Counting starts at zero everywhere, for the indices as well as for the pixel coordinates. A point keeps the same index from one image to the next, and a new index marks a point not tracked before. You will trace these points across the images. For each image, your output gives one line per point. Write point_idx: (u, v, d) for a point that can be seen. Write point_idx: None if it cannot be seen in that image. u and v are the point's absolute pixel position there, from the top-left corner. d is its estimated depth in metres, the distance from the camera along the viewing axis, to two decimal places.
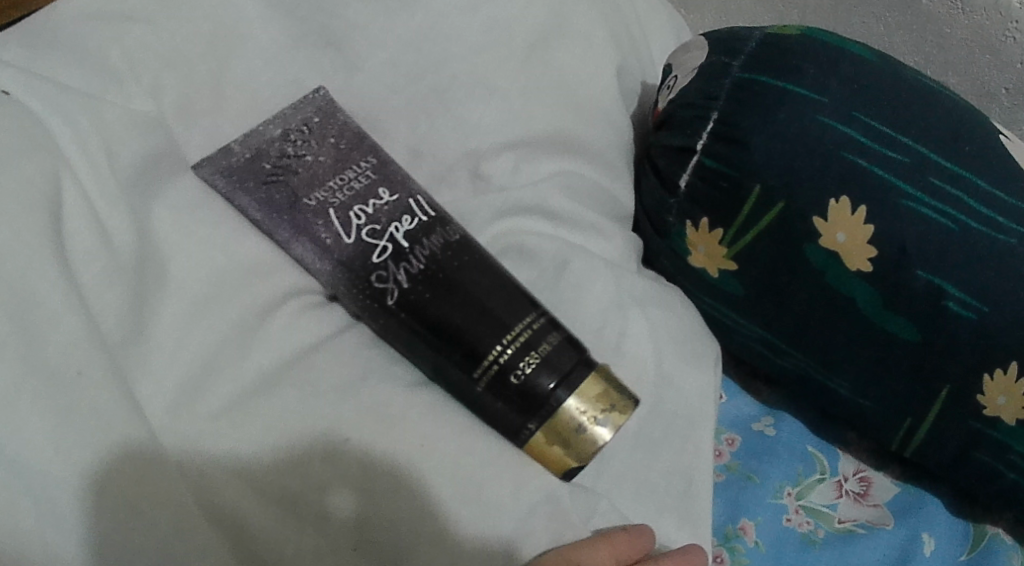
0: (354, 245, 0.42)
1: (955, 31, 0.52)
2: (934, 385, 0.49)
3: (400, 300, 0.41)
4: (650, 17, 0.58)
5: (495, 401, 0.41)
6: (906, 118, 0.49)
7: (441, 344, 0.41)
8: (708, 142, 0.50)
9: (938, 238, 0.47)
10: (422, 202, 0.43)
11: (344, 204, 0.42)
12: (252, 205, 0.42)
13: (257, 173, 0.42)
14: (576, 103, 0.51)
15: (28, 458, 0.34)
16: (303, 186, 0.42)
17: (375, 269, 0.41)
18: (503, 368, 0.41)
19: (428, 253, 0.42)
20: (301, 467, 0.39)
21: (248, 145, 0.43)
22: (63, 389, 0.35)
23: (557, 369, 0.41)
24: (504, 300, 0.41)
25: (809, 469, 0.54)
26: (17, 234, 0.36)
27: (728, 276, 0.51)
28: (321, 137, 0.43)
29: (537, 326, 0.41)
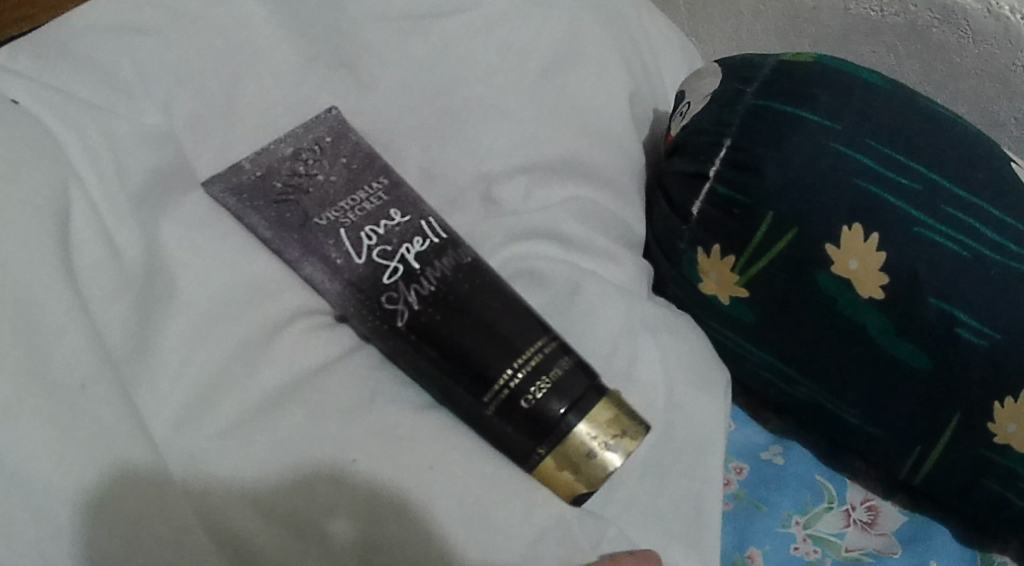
0: (365, 265, 0.42)
1: (965, 59, 0.56)
2: (945, 413, 0.49)
3: (411, 321, 0.42)
4: (662, 45, 0.59)
5: (506, 425, 0.41)
6: (919, 145, 0.49)
7: (451, 366, 0.41)
8: (721, 168, 0.49)
9: (950, 265, 0.47)
10: (434, 225, 0.44)
11: (355, 224, 0.43)
12: (262, 223, 0.44)
13: (269, 192, 0.44)
14: (588, 126, 0.52)
15: (29, 467, 0.35)
16: (315, 205, 0.43)
17: (386, 290, 0.42)
18: (514, 391, 0.41)
19: (439, 275, 0.42)
20: (309, 488, 0.40)
21: (260, 163, 0.44)
22: (68, 399, 0.36)
23: (568, 394, 0.41)
24: (515, 324, 0.41)
25: (817, 498, 0.55)
26: (31, 246, 0.37)
27: (740, 304, 0.51)
28: (333, 157, 0.45)
29: (548, 350, 0.41)
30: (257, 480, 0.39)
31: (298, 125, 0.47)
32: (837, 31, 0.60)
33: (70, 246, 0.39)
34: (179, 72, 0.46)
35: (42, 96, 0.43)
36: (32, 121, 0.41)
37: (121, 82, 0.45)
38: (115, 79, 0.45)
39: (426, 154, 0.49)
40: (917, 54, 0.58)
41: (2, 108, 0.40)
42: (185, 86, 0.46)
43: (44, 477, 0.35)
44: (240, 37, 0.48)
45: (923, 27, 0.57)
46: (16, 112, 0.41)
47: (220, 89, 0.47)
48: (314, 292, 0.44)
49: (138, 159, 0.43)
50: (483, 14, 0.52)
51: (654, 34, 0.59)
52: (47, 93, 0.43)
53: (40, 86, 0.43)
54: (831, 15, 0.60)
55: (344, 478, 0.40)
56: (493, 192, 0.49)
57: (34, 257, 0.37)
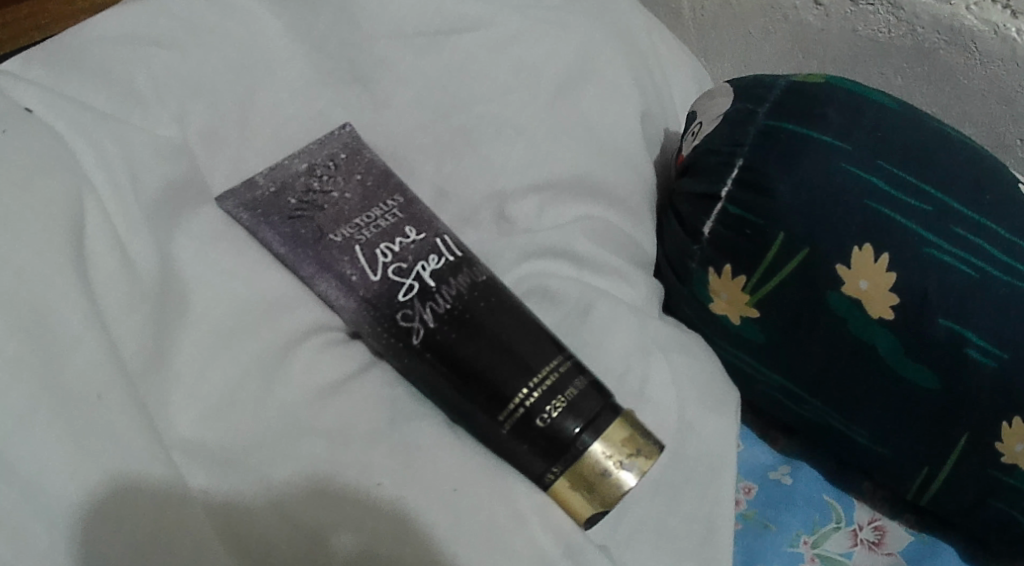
0: (380, 282, 0.42)
1: (972, 81, 0.57)
2: (953, 434, 0.49)
3: (426, 339, 0.42)
4: (673, 64, 0.60)
5: (520, 444, 0.41)
6: (929, 165, 0.49)
7: (467, 384, 0.41)
8: (733, 189, 0.50)
9: (959, 286, 0.47)
10: (448, 243, 0.44)
11: (370, 241, 0.43)
12: (277, 239, 0.44)
13: (283, 208, 0.44)
14: (600, 144, 0.52)
15: (43, 480, 0.35)
16: (330, 221, 0.43)
17: (401, 307, 0.42)
18: (529, 410, 0.41)
19: (454, 293, 0.42)
20: (326, 503, 0.39)
21: (273, 178, 0.44)
22: (82, 413, 0.36)
23: (583, 414, 0.41)
24: (530, 343, 0.41)
25: (824, 518, 0.55)
26: (44, 258, 0.37)
27: (751, 324, 0.51)
28: (348, 173, 0.45)
29: (563, 369, 0.41)
30: (267, 494, 0.39)
31: (312, 141, 0.47)
32: (845, 53, 0.61)
33: (86, 257, 0.39)
34: (193, 85, 0.46)
35: (55, 106, 0.43)
36: (46, 130, 0.41)
37: (135, 92, 0.45)
38: (129, 88, 0.45)
39: (439, 170, 0.49)
40: (924, 75, 0.58)
41: (17, 118, 0.40)
42: (199, 98, 0.46)
43: (56, 487, 0.35)
44: (255, 52, 0.48)
45: (930, 49, 0.57)
46: (31, 121, 0.41)
47: (234, 102, 0.47)
48: (328, 308, 0.44)
49: (152, 170, 0.43)
50: (496, 31, 0.52)
51: (664, 53, 0.59)
52: (61, 103, 0.43)
53: (54, 95, 0.43)
54: (838, 36, 0.60)
55: (357, 494, 0.40)
56: (506, 210, 0.49)
57: (49, 269, 0.37)
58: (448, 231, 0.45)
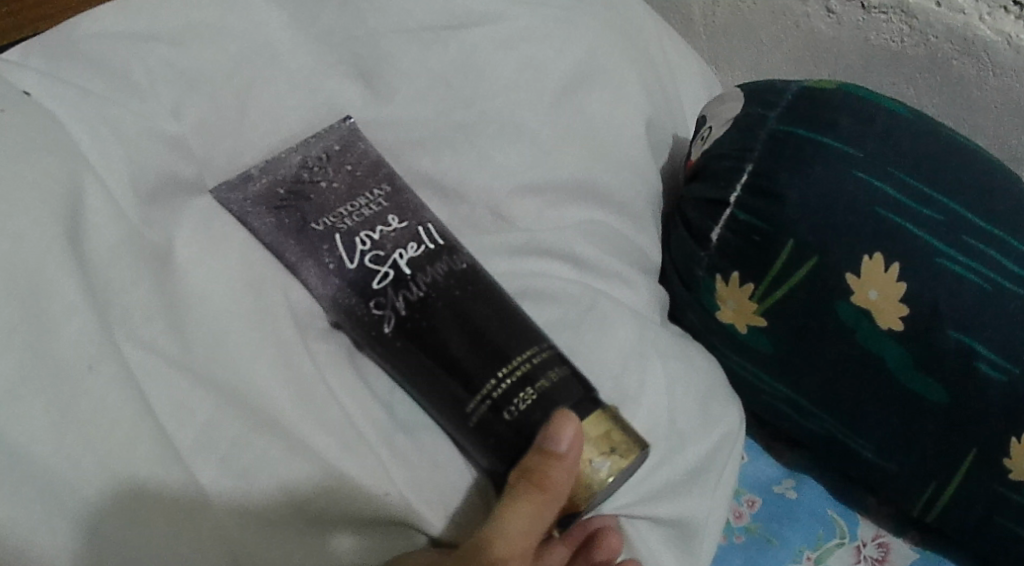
0: (356, 270, 0.42)
1: (984, 93, 0.56)
2: (961, 449, 0.48)
3: (397, 327, 0.41)
4: (684, 69, 0.59)
5: (489, 436, 0.40)
6: (941, 175, 0.48)
7: (440, 374, 0.40)
8: (742, 194, 0.49)
9: (971, 296, 0.46)
10: (428, 231, 0.43)
11: (350, 229, 0.42)
12: (262, 228, 0.43)
13: (270, 199, 0.43)
14: (606, 145, 0.51)
15: (32, 447, 0.36)
16: (315, 211, 0.42)
17: (374, 295, 0.41)
18: (497, 402, 0.40)
19: (429, 283, 0.41)
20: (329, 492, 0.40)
21: (268, 171, 0.43)
22: (69, 383, 0.37)
23: (555, 407, 0.40)
24: (510, 333, 0.41)
25: (828, 534, 0.54)
26: (35, 231, 0.38)
27: (758, 334, 0.50)
28: (338, 163, 0.43)
29: (538, 360, 0.41)
30: (273, 479, 0.39)
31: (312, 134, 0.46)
32: (856, 62, 0.60)
33: (81, 233, 0.39)
34: (193, 76, 0.45)
35: (55, 90, 0.42)
36: (42, 114, 0.41)
37: (133, 81, 0.44)
38: (128, 77, 0.44)
39: (441, 164, 0.48)
40: (937, 86, 0.58)
41: (11, 104, 0.40)
42: (199, 89, 0.45)
43: (44, 457, 0.36)
44: (259, 41, 0.47)
45: (943, 59, 0.57)
46: (27, 108, 0.40)
47: (236, 92, 0.46)
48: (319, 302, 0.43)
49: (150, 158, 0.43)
50: (505, 28, 0.51)
51: (674, 58, 0.58)
52: (61, 88, 0.42)
53: (53, 81, 0.42)
54: (850, 45, 0.60)
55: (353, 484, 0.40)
56: (503, 210, 0.48)
57: (41, 244, 0.38)
58: (431, 220, 0.43)
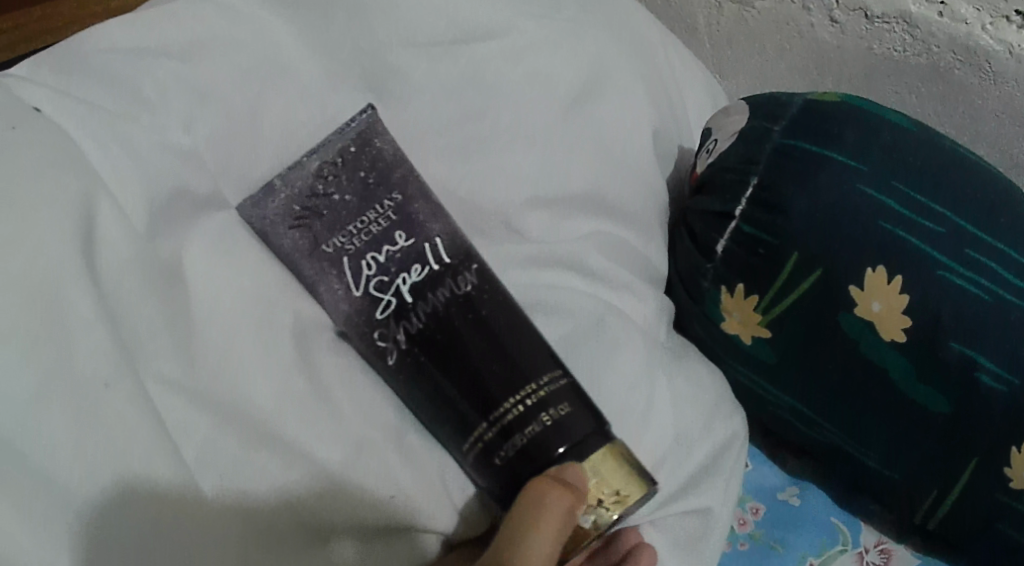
0: (362, 298, 0.42)
1: (986, 102, 0.57)
2: (962, 459, 0.49)
3: (399, 360, 0.42)
4: (689, 78, 0.59)
5: (487, 476, 0.41)
6: (944, 188, 0.49)
7: (443, 405, 0.41)
8: (748, 208, 0.49)
9: (973, 309, 0.47)
10: (436, 248, 0.42)
11: (358, 252, 0.41)
12: (281, 241, 0.42)
13: (286, 216, 0.42)
14: (613, 157, 0.52)
15: (51, 463, 0.36)
16: (325, 231, 0.41)
17: (378, 326, 0.42)
18: (508, 426, 0.40)
19: (429, 311, 0.41)
20: (328, 498, 0.42)
21: (289, 181, 0.41)
22: (87, 399, 0.37)
23: (570, 434, 0.40)
24: (530, 352, 0.41)
25: (831, 541, 0.56)
26: (50, 248, 0.38)
27: (763, 344, 0.51)
28: (353, 170, 0.42)
29: (556, 386, 0.41)
30: (274, 487, 0.41)
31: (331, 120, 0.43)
32: (859, 71, 0.60)
33: (95, 248, 0.40)
34: (201, 89, 0.46)
35: (64, 107, 0.43)
36: (55, 129, 0.41)
37: (142, 94, 0.44)
38: (137, 91, 0.44)
39: (451, 178, 0.49)
40: (939, 95, 0.58)
41: (24, 118, 0.40)
42: (208, 103, 0.46)
43: (55, 468, 0.36)
44: (267, 55, 0.48)
45: (945, 68, 0.57)
46: (38, 124, 0.41)
47: (246, 106, 0.46)
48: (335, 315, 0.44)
49: (158, 167, 0.43)
50: (513, 39, 0.51)
51: (679, 68, 0.58)
52: (71, 104, 0.43)
53: (61, 97, 0.43)
54: (854, 54, 0.60)
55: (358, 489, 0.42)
56: (515, 223, 0.49)
57: (59, 261, 0.38)
58: (442, 230, 0.42)
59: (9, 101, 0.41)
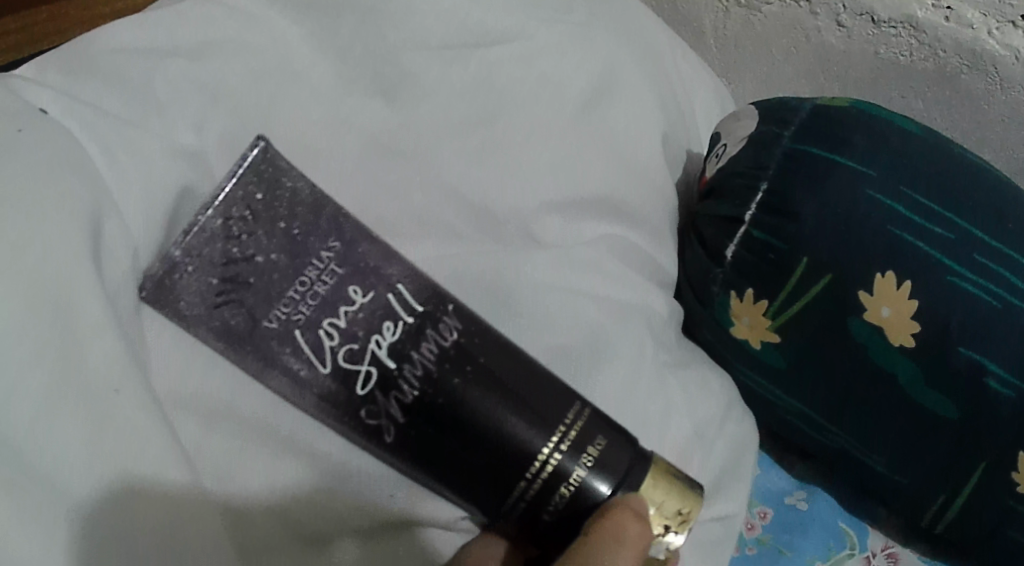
0: (332, 373, 0.38)
1: (993, 105, 0.57)
2: (969, 464, 0.49)
3: (398, 435, 0.39)
4: (696, 82, 0.59)
5: (526, 531, 0.41)
6: (953, 194, 0.49)
7: (456, 481, 0.40)
8: (758, 213, 0.50)
9: (982, 314, 0.47)
10: (397, 300, 0.39)
11: (311, 320, 0.38)
12: (208, 336, 0.38)
13: (208, 292, 0.37)
14: (626, 162, 0.52)
15: (63, 471, 0.36)
16: (266, 300, 0.37)
17: (363, 402, 0.38)
18: (548, 479, 0.39)
19: (421, 373, 0.38)
20: (320, 496, 0.41)
21: (188, 250, 0.37)
22: (97, 406, 0.37)
23: (614, 471, 0.40)
24: (548, 397, 0.40)
25: (839, 545, 0.57)
26: (63, 250, 0.37)
27: (773, 350, 0.51)
28: (270, 224, 0.37)
29: (586, 422, 0.40)
30: (265, 485, 0.40)
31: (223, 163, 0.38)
32: (867, 75, 0.61)
33: (102, 254, 0.39)
34: (212, 92, 0.45)
35: (71, 110, 0.42)
36: (59, 132, 0.40)
37: (151, 97, 0.44)
38: (147, 94, 0.44)
39: (462, 181, 0.48)
40: (946, 99, 0.59)
41: (30, 119, 0.39)
42: (219, 106, 0.45)
43: (66, 479, 0.36)
44: (277, 59, 0.47)
45: (951, 73, 0.57)
46: (46, 126, 0.40)
47: (256, 110, 0.46)
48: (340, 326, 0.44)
49: (169, 171, 0.42)
50: (524, 45, 0.51)
51: (687, 72, 0.58)
52: (78, 107, 0.42)
53: (67, 100, 0.42)
54: (861, 59, 0.60)
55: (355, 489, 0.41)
56: (529, 227, 0.49)
57: (69, 264, 0.37)
58: (399, 282, 0.39)
59: (16, 103, 0.40)
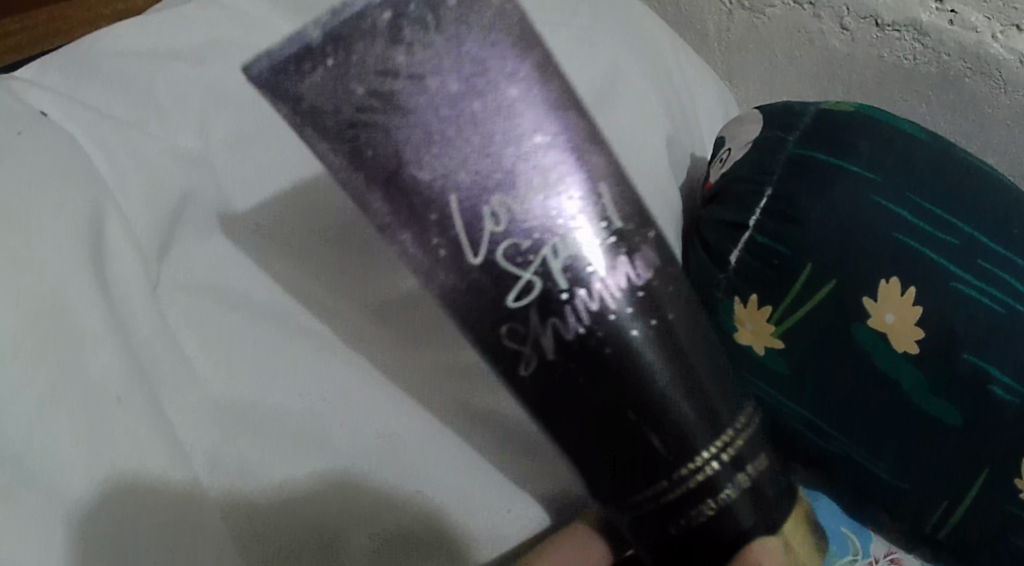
0: (481, 267, 0.32)
1: (997, 110, 0.57)
2: (973, 469, 0.48)
3: (538, 366, 0.33)
4: (700, 85, 0.59)
5: (643, 533, 0.35)
6: (957, 200, 0.49)
7: (578, 430, 0.34)
8: (762, 218, 0.50)
9: (987, 321, 0.47)
10: (604, 201, 0.32)
11: (467, 186, 0.31)
12: (325, 155, 0.31)
13: (349, 102, 0.30)
14: (638, 163, 0.50)
15: (62, 483, 0.34)
16: (501, 157, 0.31)
17: (509, 319, 0.32)
18: (697, 487, 0.34)
19: (593, 307, 0.32)
20: (341, 496, 0.39)
21: (355, 54, 0.29)
22: (98, 414, 0.35)
23: (757, 497, 0.35)
24: (719, 390, 0.35)
25: (842, 549, 0.53)
26: (62, 255, 0.36)
27: (775, 356, 0.50)
28: (454, 44, 0.30)
29: (747, 439, 0.35)
30: (284, 479, 0.39)
31: None
32: (870, 78, 0.60)
33: (105, 259, 0.38)
34: (214, 95, 0.45)
35: (69, 111, 0.41)
36: (58, 133, 0.39)
37: (152, 99, 0.43)
38: (147, 97, 0.43)
39: None
40: (950, 103, 0.58)
41: (29, 121, 0.39)
42: (220, 109, 0.45)
43: (66, 491, 0.34)
44: None
45: (955, 76, 0.57)
46: (43, 128, 0.39)
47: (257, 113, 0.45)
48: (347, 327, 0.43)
49: (171, 176, 0.41)
50: None
51: (691, 76, 0.58)
52: (77, 109, 0.41)
53: (66, 101, 0.41)
54: (864, 62, 0.60)
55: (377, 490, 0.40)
56: None
57: (69, 270, 0.36)
58: (610, 178, 0.33)
59: (15, 105, 0.39)
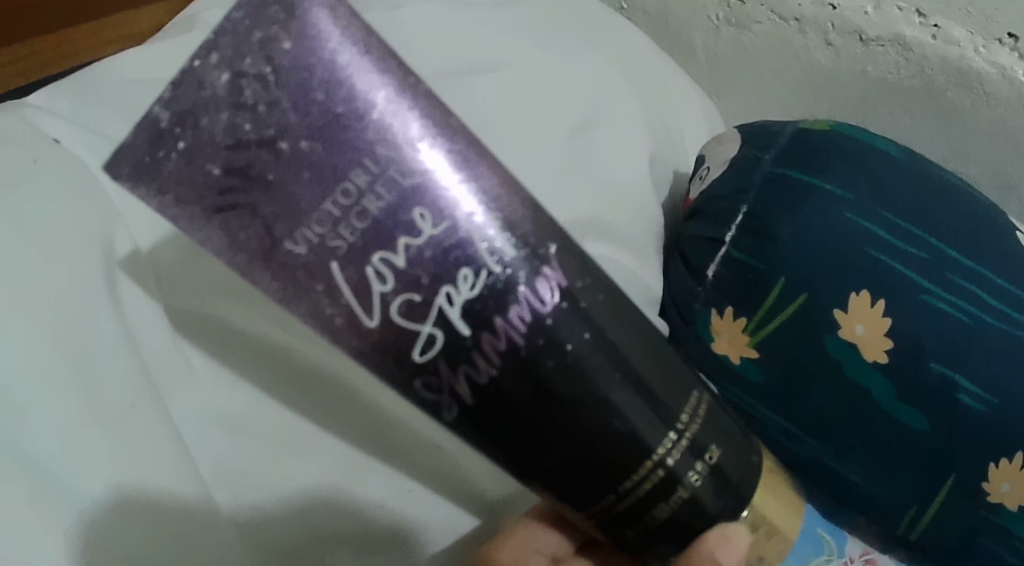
0: (381, 329, 0.32)
1: (978, 122, 0.58)
2: (941, 474, 0.51)
3: (459, 412, 0.33)
4: (684, 105, 0.62)
5: (611, 535, 0.36)
6: (928, 215, 0.51)
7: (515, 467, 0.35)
8: (737, 235, 0.53)
9: (955, 332, 0.49)
10: (502, 233, 0.32)
11: (352, 247, 0.31)
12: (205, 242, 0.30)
13: (210, 186, 0.30)
14: (614, 186, 0.53)
15: (82, 488, 0.35)
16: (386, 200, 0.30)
17: (421, 371, 0.32)
18: (657, 483, 0.35)
19: (501, 347, 0.32)
20: (321, 510, 0.41)
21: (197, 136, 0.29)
22: (117, 422, 0.37)
23: (720, 476, 0.36)
24: (663, 382, 0.35)
25: None
26: (77, 273, 0.38)
27: (751, 365, 0.53)
28: (297, 94, 0.29)
29: (700, 424, 0.36)
30: (276, 495, 0.41)
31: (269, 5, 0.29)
32: (855, 93, 0.62)
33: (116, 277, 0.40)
34: None
35: (80, 137, 0.44)
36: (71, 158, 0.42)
37: None
38: None
39: None
40: (933, 116, 0.60)
41: (41, 146, 0.41)
42: None
43: (84, 495, 0.35)
44: None
45: (937, 89, 0.59)
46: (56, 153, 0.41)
47: None
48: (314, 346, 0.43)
49: None
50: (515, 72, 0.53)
51: (677, 96, 0.62)
52: (87, 136, 0.44)
53: (76, 129, 0.44)
54: (849, 77, 0.62)
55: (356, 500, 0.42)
56: None
57: (86, 288, 0.38)
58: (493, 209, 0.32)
59: (28, 132, 0.42)
